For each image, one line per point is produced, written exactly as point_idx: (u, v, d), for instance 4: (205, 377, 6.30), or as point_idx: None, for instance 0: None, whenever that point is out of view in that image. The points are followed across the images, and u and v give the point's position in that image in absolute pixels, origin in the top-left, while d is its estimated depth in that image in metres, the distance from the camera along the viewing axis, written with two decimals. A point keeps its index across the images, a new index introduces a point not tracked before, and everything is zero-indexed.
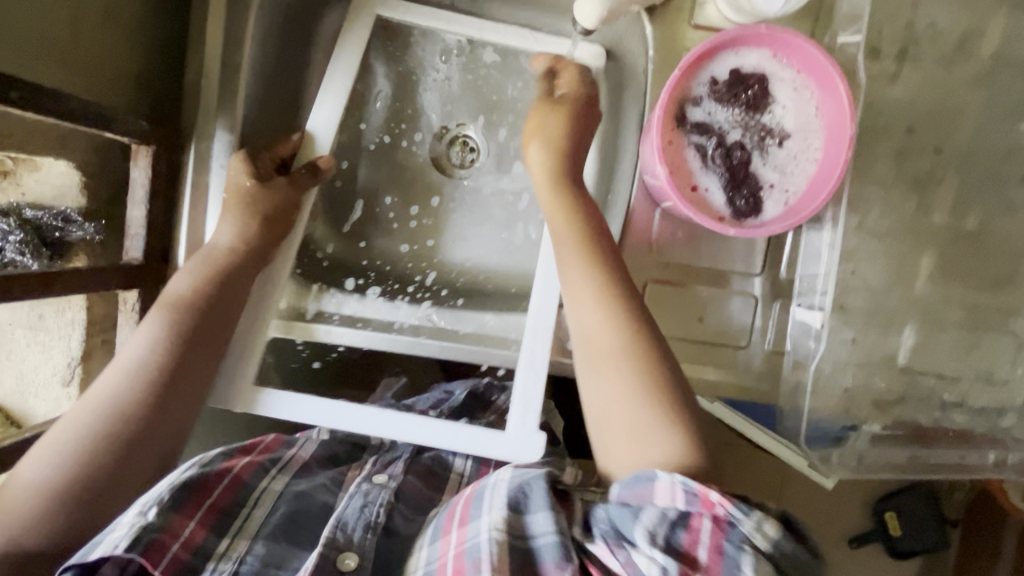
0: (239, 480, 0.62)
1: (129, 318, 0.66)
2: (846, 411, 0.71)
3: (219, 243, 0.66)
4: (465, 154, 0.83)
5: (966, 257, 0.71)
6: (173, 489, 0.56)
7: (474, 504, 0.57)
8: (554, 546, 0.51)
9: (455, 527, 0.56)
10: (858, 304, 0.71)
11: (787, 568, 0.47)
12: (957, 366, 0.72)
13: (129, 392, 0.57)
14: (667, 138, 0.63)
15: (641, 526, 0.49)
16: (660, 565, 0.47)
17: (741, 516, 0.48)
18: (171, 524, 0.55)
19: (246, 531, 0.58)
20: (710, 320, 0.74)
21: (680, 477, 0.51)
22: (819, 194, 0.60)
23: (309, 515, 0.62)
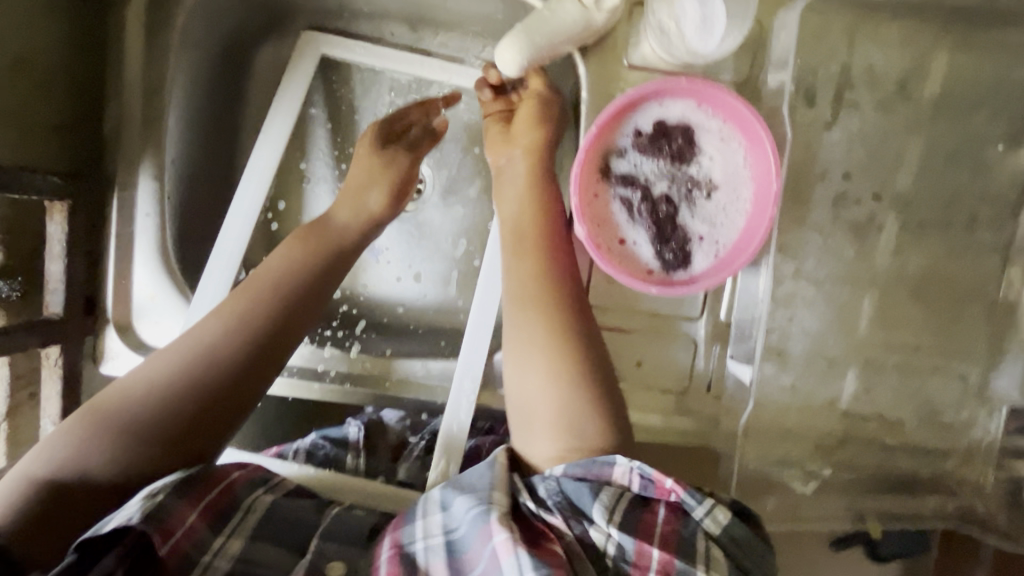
0: (233, 488, 0.56)
1: (53, 373, 0.66)
2: (785, 454, 0.71)
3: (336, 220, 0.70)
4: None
5: (910, 300, 0.69)
6: (179, 479, 0.52)
7: (409, 512, 0.57)
8: (481, 511, 0.52)
9: (390, 532, 0.55)
10: (797, 350, 0.69)
11: (733, 554, 0.51)
12: (900, 409, 0.71)
13: (220, 339, 0.59)
14: (592, 191, 0.61)
15: (598, 504, 0.51)
16: (615, 541, 0.50)
17: (693, 503, 0.51)
18: (178, 510, 0.50)
19: (242, 532, 0.54)
20: (648, 364, 0.73)
21: (637, 463, 0.53)
22: (747, 249, 0.59)
23: (292, 522, 0.56)
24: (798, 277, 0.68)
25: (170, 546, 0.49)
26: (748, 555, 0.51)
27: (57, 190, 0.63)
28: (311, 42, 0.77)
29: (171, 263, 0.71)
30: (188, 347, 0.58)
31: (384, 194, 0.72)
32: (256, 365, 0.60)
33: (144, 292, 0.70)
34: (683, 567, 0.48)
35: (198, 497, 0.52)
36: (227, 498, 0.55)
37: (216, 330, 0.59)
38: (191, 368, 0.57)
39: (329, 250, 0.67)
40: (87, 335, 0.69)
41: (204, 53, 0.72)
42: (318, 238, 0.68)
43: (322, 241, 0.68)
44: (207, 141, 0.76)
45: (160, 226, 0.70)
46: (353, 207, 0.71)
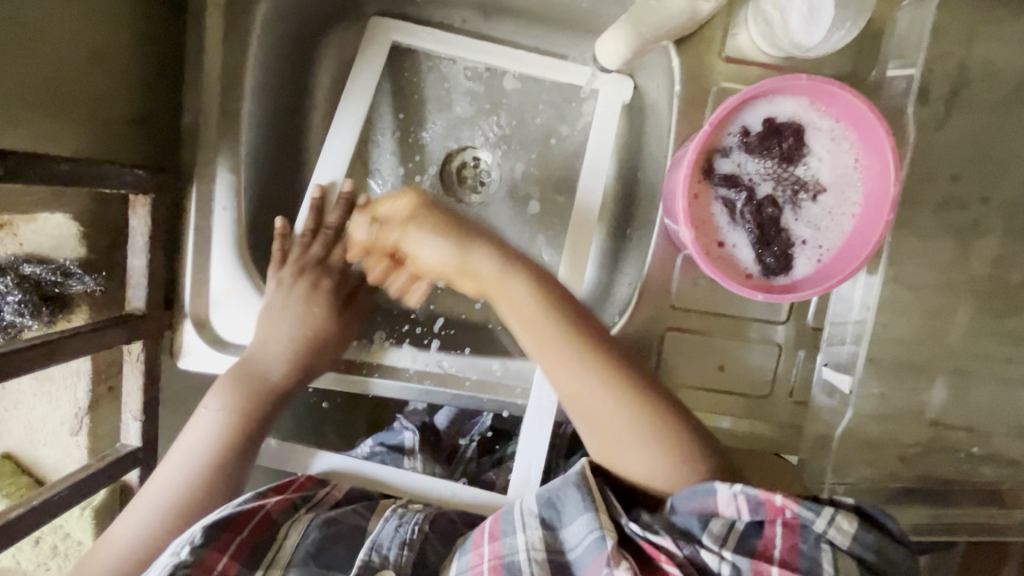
0: (269, 517, 0.58)
1: (135, 369, 0.65)
2: (868, 463, 0.70)
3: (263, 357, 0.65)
4: (476, 181, 0.79)
5: (1008, 308, 0.67)
6: (203, 529, 0.55)
7: (503, 518, 0.57)
8: (596, 539, 0.52)
9: (486, 541, 0.56)
10: (888, 358, 0.67)
11: (868, 563, 0.49)
12: (989, 420, 0.70)
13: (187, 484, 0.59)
14: (693, 191, 0.58)
15: (707, 531, 0.51)
16: (730, 565, 0.49)
17: (812, 516, 0.49)
18: (205, 558, 0.53)
19: (279, 561, 0.56)
20: (730, 368, 0.71)
21: (740, 487, 0.51)
22: (857, 256, 0.56)
23: (339, 537, 0.58)
24: (895, 283, 0.65)
25: None
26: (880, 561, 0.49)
27: (144, 183, 0.60)
28: (381, 29, 0.74)
29: (247, 257, 0.69)
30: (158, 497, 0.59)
31: (309, 345, 0.68)
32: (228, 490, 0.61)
33: (220, 287, 0.68)
34: None
35: (227, 540, 0.55)
36: (262, 529, 0.57)
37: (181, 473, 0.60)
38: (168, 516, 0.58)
39: (262, 399, 0.64)
40: (165, 330, 0.68)
41: (279, 40, 0.70)
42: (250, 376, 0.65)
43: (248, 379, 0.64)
44: (279, 133, 0.74)
45: (236, 221, 0.68)
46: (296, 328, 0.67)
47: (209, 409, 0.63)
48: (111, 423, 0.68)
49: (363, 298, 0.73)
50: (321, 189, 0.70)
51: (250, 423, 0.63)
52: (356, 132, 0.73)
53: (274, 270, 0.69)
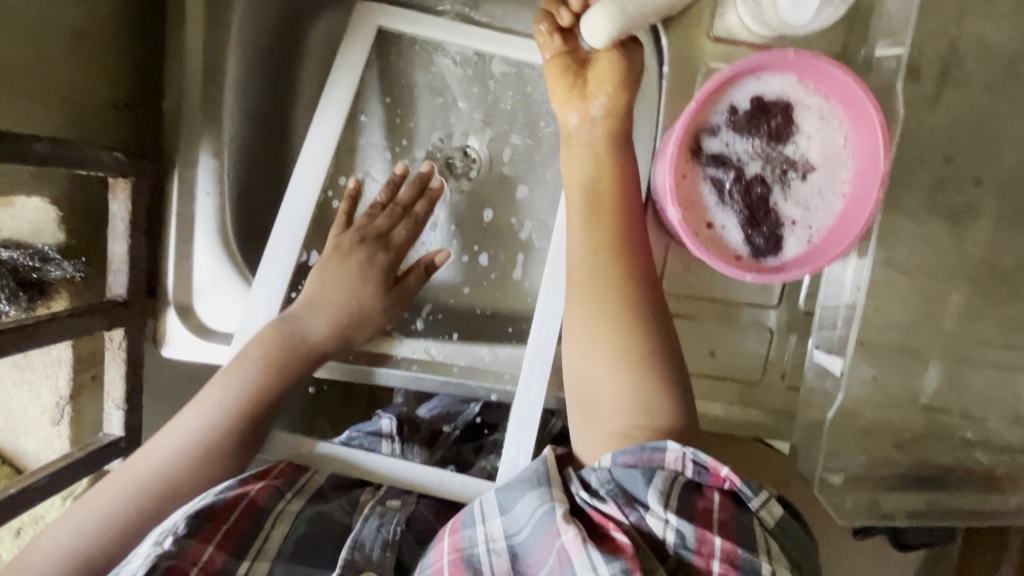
0: (254, 505, 0.57)
1: (116, 357, 0.64)
2: (863, 449, 0.69)
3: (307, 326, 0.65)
4: (465, 169, 0.78)
5: (1002, 292, 0.66)
6: (187, 518, 0.53)
7: (465, 512, 0.54)
8: (548, 513, 0.48)
9: (447, 535, 0.53)
10: (882, 343, 0.66)
11: (787, 546, 0.48)
12: (985, 405, 0.69)
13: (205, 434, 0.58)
14: (681, 172, 0.57)
15: (653, 490, 0.47)
16: (674, 529, 0.45)
17: (750, 493, 0.48)
18: (188, 550, 0.51)
19: (267, 552, 0.55)
20: (722, 354, 0.70)
21: (690, 449, 0.48)
22: (847, 235, 0.55)
23: (326, 534, 0.57)
24: (887, 265, 0.64)
25: None
26: (799, 549, 0.49)
27: (124, 166, 0.59)
28: (367, 13, 0.73)
29: (230, 244, 0.68)
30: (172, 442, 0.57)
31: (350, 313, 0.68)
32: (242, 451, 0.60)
33: (204, 275, 0.68)
34: (747, 557, 0.44)
35: (211, 531, 0.53)
36: (247, 518, 0.56)
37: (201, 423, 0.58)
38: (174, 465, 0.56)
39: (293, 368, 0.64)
40: (147, 318, 0.67)
41: (263, 25, 0.69)
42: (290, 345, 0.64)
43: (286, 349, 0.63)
44: (263, 119, 0.73)
45: (220, 207, 0.67)
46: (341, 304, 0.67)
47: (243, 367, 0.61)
48: (93, 413, 0.67)
49: (408, 287, 0.72)
50: (407, 168, 0.73)
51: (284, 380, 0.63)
52: (342, 117, 0.72)
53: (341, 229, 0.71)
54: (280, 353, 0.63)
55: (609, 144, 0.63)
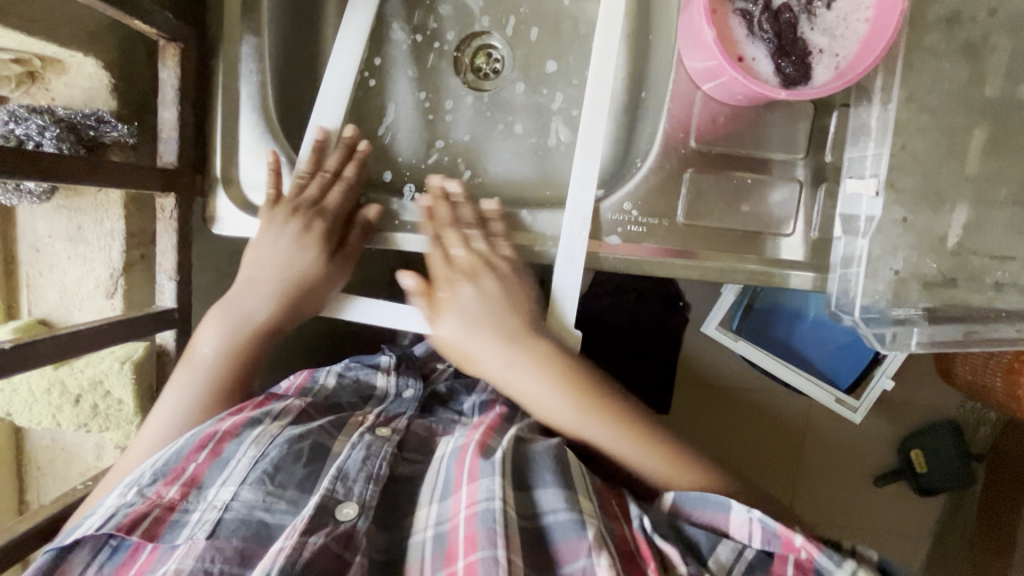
0: (225, 439, 0.61)
1: (168, 226, 0.65)
2: (898, 293, 0.70)
3: (254, 314, 0.67)
4: (490, 71, 0.80)
5: (1020, 128, 0.69)
6: (153, 467, 0.58)
7: (483, 462, 0.59)
8: (574, 523, 0.55)
9: (465, 484, 0.58)
10: (910, 183, 0.69)
11: None
12: (1010, 244, 0.71)
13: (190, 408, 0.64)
14: (711, 5, 0.60)
15: (713, 557, 0.56)
16: None
17: (830, 565, 0.52)
18: (153, 492, 0.56)
19: (231, 480, 0.58)
20: (753, 209, 0.72)
21: (757, 515, 0.57)
22: (873, 51, 0.58)
23: (303, 454, 0.61)
24: (911, 103, 0.67)
25: (151, 522, 0.55)
26: None
27: (174, 31, 0.62)
28: None
29: (273, 122, 0.70)
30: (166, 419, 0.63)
31: (296, 287, 0.68)
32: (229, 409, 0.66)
33: (250, 150, 0.69)
34: None
35: (174, 477, 0.58)
36: (214, 455, 0.60)
37: (185, 398, 0.64)
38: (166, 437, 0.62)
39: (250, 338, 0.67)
40: (195, 195, 0.68)
41: None
42: (243, 346, 0.67)
43: (242, 344, 0.66)
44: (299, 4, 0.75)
45: (262, 85, 0.69)
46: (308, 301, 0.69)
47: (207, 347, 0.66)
48: (145, 290, 0.69)
49: (351, 249, 0.71)
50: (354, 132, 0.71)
51: (243, 350, 0.66)
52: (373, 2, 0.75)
53: (267, 208, 0.68)
54: (234, 338, 0.66)
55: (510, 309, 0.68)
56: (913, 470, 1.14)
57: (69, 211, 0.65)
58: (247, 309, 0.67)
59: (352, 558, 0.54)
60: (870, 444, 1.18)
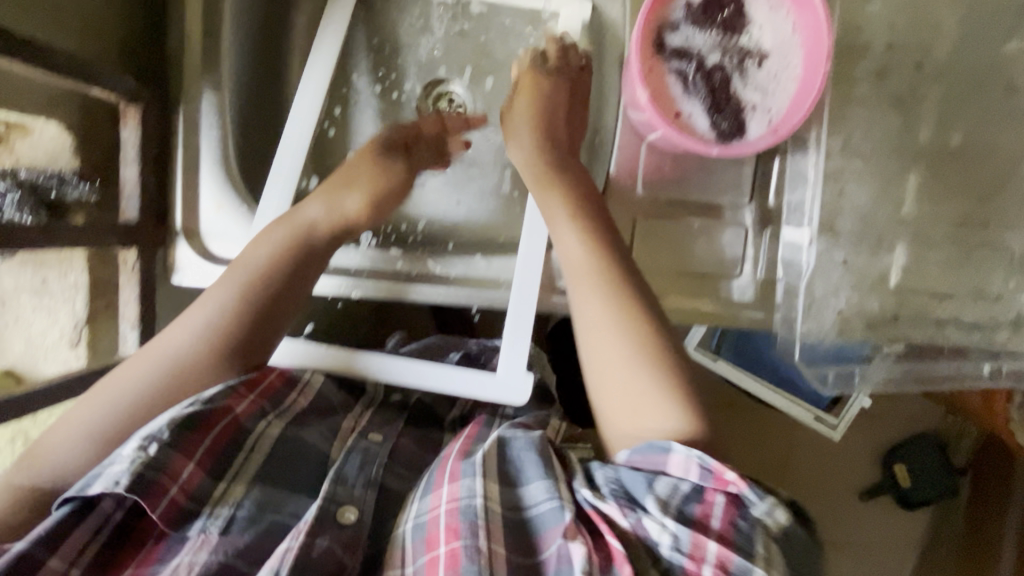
0: (237, 423, 0.60)
1: (131, 278, 0.68)
2: (842, 330, 0.73)
3: (310, 215, 0.70)
4: None
5: (951, 173, 0.72)
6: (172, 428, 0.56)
7: (464, 462, 0.59)
8: (556, 512, 0.54)
9: (445, 483, 0.58)
10: (848, 227, 0.71)
11: (790, 553, 0.52)
12: (948, 282, 0.74)
13: (218, 318, 0.64)
14: (647, 65, 0.63)
15: (651, 495, 0.53)
16: (671, 533, 0.50)
17: (755, 499, 0.52)
18: (171, 464, 0.55)
19: (244, 476, 0.59)
20: (701, 251, 0.75)
21: (696, 453, 0.54)
22: (801, 109, 0.61)
23: (302, 455, 0.62)
24: (845, 152, 0.70)
25: (166, 503, 0.54)
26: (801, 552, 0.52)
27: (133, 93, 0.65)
28: None
29: (234, 174, 0.73)
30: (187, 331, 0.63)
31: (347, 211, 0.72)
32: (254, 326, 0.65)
33: (210, 203, 0.72)
34: (741, 564, 0.48)
35: (192, 449, 0.57)
36: (227, 437, 0.59)
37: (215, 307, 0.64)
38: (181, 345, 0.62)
39: (292, 245, 0.68)
40: (158, 246, 0.71)
41: None
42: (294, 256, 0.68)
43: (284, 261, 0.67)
44: (261, 60, 0.78)
45: (223, 139, 0.72)
46: (381, 202, 0.75)
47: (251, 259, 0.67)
48: (110, 338, 0.71)
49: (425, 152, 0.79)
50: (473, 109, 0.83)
51: (283, 266, 0.67)
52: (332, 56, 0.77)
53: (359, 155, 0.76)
54: (275, 237, 0.68)
55: (541, 153, 0.74)
56: (897, 484, 1.14)
57: (35, 266, 0.68)
58: (305, 216, 0.70)
59: (351, 563, 0.56)
60: (851, 463, 1.19)
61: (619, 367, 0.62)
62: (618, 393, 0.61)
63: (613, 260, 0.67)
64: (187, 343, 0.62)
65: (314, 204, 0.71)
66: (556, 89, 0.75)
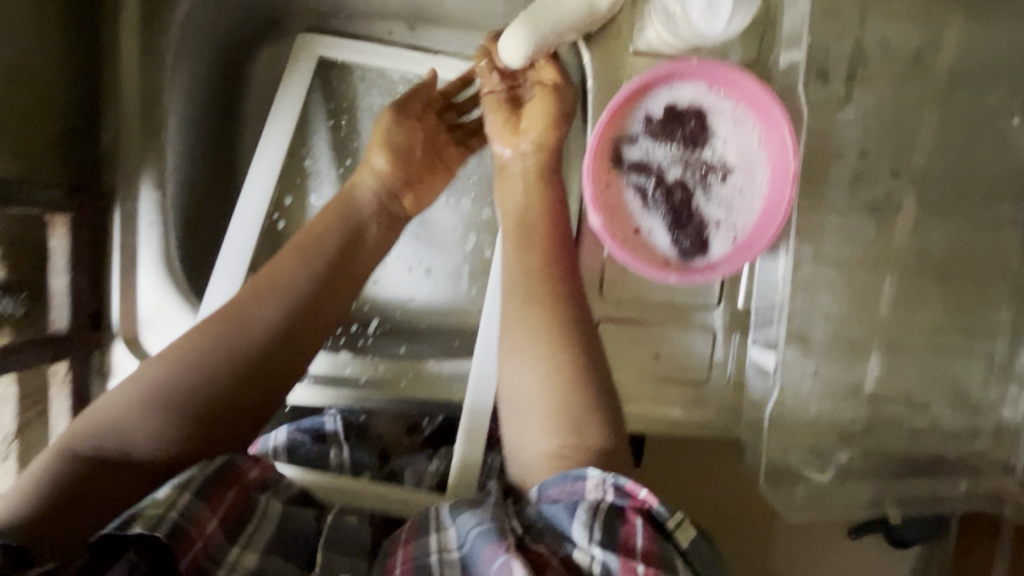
0: (247, 490, 0.57)
1: (63, 389, 0.65)
2: (812, 440, 0.70)
3: (360, 207, 0.70)
4: None
5: (929, 280, 0.68)
6: (206, 477, 0.53)
7: (420, 525, 0.55)
8: (488, 532, 0.50)
9: (401, 546, 0.54)
10: (820, 336, 0.68)
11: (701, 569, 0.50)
12: (924, 390, 0.70)
13: (263, 324, 0.62)
14: (603, 180, 0.59)
15: (575, 523, 0.50)
16: (600, 562, 0.47)
17: (665, 513, 0.50)
18: (198, 517, 0.51)
19: (255, 544, 0.55)
20: (667, 356, 0.71)
21: (610, 474, 0.51)
22: (767, 232, 0.57)
23: (294, 528, 0.58)
24: (817, 261, 0.66)
25: (188, 559, 0.50)
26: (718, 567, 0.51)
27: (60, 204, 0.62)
28: (308, 44, 0.77)
29: (175, 274, 0.69)
30: (227, 333, 0.60)
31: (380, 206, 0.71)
32: (290, 336, 0.62)
33: (152, 305, 0.68)
34: None
35: (218, 503, 0.53)
36: (240, 504, 0.56)
37: (266, 313, 0.62)
38: (207, 351, 0.59)
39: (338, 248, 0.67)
40: (93, 351, 0.67)
41: (202, 61, 0.72)
42: (337, 263, 0.67)
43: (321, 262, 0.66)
44: (209, 146, 0.74)
45: (163, 238, 0.68)
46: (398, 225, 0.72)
47: (307, 264, 0.65)
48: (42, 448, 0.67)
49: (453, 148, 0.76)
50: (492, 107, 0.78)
51: (331, 272, 0.66)
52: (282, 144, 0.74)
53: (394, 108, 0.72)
54: (323, 239, 0.67)
55: (540, 175, 0.70)
56: None
57: None
58: (350, 211, 0.70)
59: None
60: None
61: (530, 396, 0.60)
62: (539, 407, 0.59)
63: (556, 282, 0.64)
64: (220, 353, 0.59)
65: (363, 186, 0.71)
66: (566, 99, 0.68)
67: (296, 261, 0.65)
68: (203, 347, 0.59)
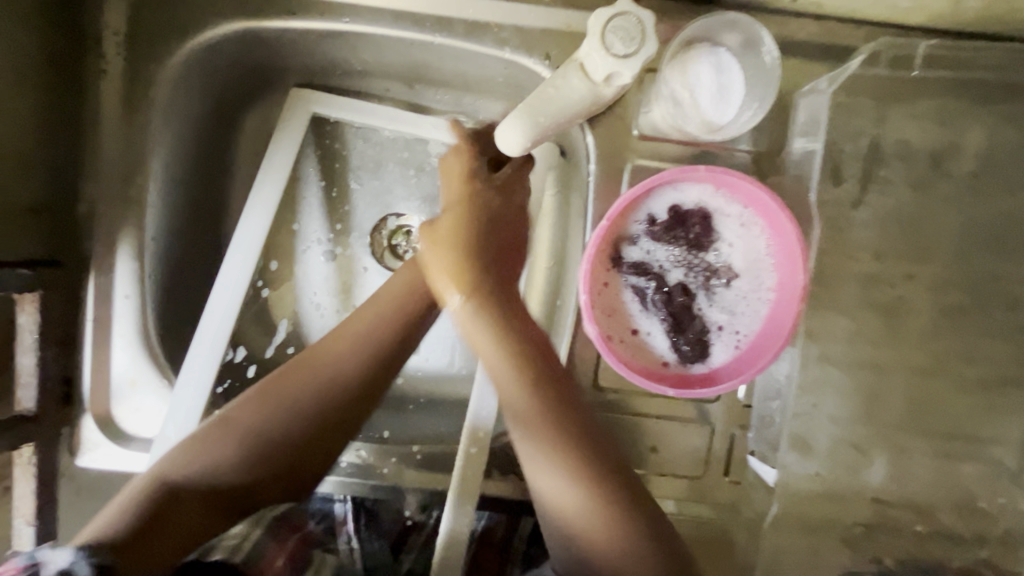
0: (307, 541, 0.59)
1: (26, 471, 0.62)
2: (809, 546, 0.66)
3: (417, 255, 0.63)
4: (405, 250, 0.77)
5: (942, 383, 0.64)
6: (275, 516, 0.58)
7: None
8: None
9: None
10: (821, 437, 0.65)
11: None
12: (931, 495, 0.65)
13: (355, 365, 0.58)
14: (602, 279, 0.57)
15: None
16: None
17: None
18: (269, 548, 0.55)
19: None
20: (662, 451, 0.68)
21: None
22: (771, 344, 0.54)
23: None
24: (824, 361, 0.64)
25: None
26: None
27: (32, 279, 0.59)
28: (301, 100, 0.71)
29: (153, 347, 0.66)
30: (320, 375, 0.57)
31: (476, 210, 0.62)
32: (377, 380, 0.59)
33: (124, 377, 0.65)
34: None
35: (286, 537, 0.57)
36: (301, 550, 0.58)
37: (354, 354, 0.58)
38: (299, 393, 0.56)
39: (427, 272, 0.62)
40: (62, 428, 0.65)
41: (193, 120, 0.69)
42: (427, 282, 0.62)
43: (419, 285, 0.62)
44: (197, 210, 0.72)
45: (141, 309, 0.65)
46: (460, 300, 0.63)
47: (406, 292, 0.61)
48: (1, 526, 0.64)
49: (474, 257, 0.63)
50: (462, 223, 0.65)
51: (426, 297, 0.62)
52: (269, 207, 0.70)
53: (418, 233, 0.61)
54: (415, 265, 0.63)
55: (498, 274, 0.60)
56: None
57: None
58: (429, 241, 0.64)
59: None
60: None
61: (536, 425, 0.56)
62: (552, 435, 0.55)
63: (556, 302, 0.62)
64: (311, 396, 0.56)
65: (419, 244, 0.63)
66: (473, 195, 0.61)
67: (395, 290, 0.61)
68: (273, 405, 0.56)
